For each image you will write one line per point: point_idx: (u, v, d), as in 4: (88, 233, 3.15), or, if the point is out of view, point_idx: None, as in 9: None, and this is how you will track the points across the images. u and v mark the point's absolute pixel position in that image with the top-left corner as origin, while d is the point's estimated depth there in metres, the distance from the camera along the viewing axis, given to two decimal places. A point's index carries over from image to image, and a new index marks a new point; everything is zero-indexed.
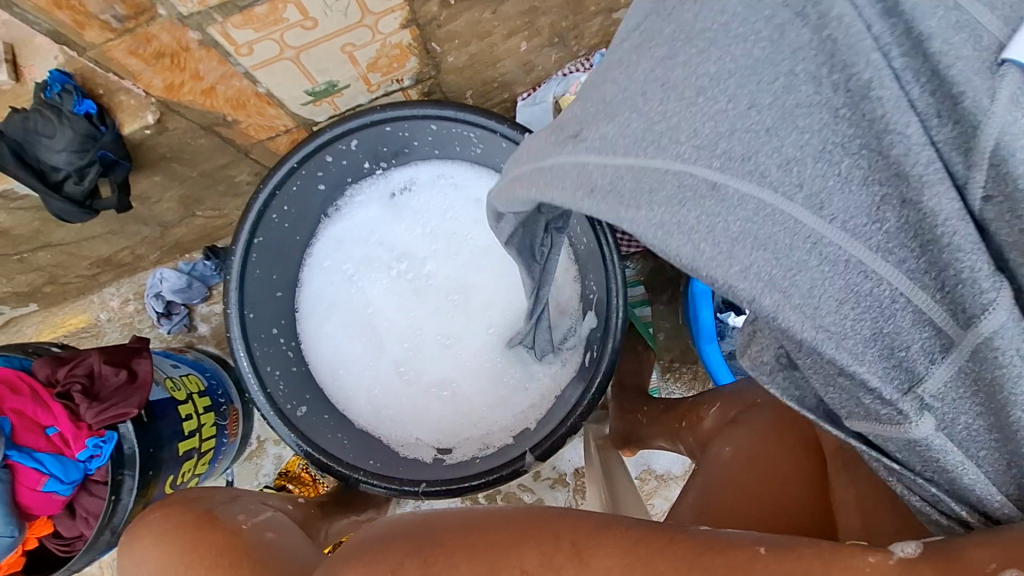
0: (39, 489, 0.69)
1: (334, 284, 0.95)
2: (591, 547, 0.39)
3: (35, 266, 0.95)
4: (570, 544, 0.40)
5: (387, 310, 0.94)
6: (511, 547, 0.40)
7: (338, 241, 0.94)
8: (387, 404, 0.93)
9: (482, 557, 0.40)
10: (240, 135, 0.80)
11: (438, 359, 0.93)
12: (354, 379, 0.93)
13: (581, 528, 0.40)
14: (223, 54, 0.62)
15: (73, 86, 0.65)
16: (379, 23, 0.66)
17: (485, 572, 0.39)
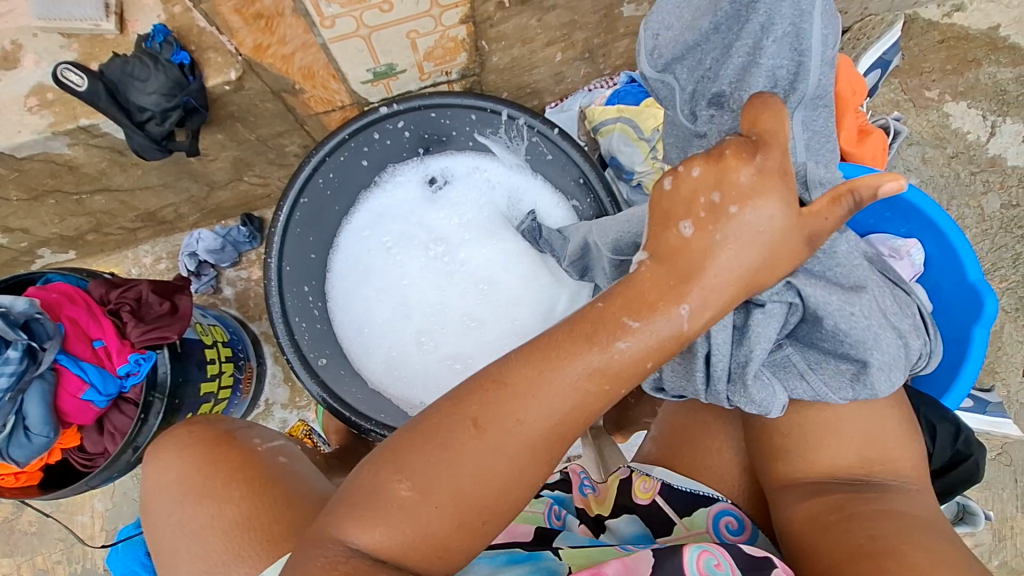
0: (79, 396, 0.75)
1: (370, 251, 1.02)
2: (500, 371, 0.47)
3: (88, 210, 1.02)
4: (488, 382, 0.47)
5: (421, 284, 1.02)
6: (444, 420, 0.48)
7: (378, 214, 1.02)
8: (403, 367, 1.00)
9: (429, 437, 0.47)
10: (302, 105, 0.89)
11: (459, 335, 1.01)
12: (378, 338, 1.00)
13: (487, 371, 0.48)
14: (309, 23, 0.72)
15: (173, 39, 0.76)
16: (443, 15, 0.77)
17: (440, 446, 0.47)
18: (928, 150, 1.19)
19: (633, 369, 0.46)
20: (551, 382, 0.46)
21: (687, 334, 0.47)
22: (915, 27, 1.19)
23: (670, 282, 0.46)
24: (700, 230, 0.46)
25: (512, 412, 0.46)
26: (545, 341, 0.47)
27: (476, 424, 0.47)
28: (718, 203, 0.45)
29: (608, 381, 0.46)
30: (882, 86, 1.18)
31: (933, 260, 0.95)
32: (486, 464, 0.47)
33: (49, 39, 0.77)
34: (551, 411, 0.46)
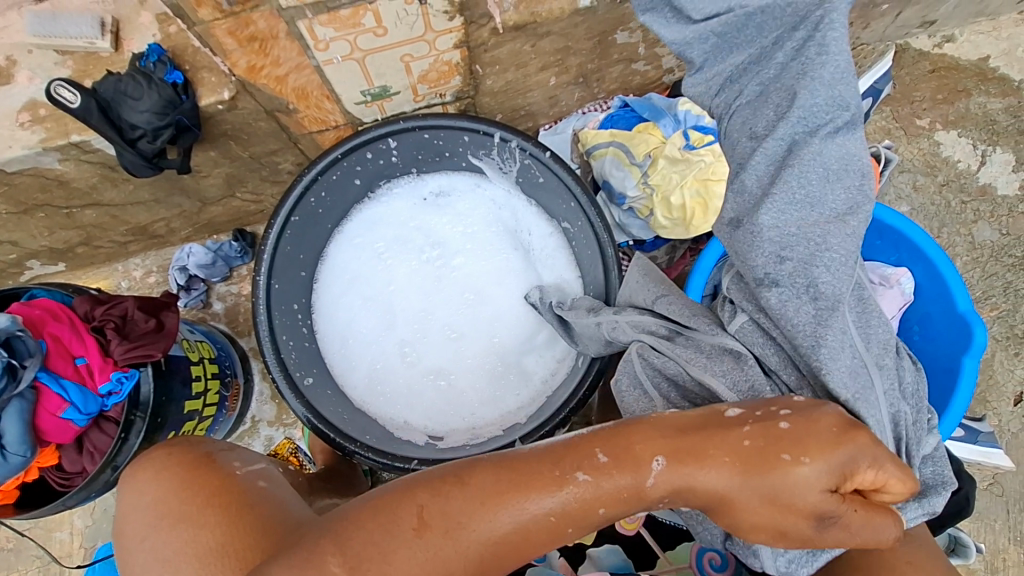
0: (58, 415, 0.73)
1: (362, 260, 1.02)
2: (468, 472, 0.53)
3: (78, 223, 1.01)
4: (454, 476, 0.53)
5: (408, 291, 1.01)
6: (403, 496, 0.51)
7: (373, 222, 1.01)
8: (382, 380, 0.99)
9: (382, 515, 0.50)
10: (296, 125, 0.89)
11: (441, 347, 1.00)
12: (361, 349, 1.00)
13: (460, 466, 0.54)
14: (303, 46, 0.73)
15: (167, 58, 0.76)
16: (437, 40, 0.78)
17: (387, 526, 0.50)
18: (919, 178, 1.19)
19: (586, 512, 0.51)
20: (506, 499, 0.51)
21: (647, 489, 0.52)
22: (906, 57, 1.21)
23: (666, 437, 0.53)
24: (746, 418, 0.53)
25: (461, 517, 0.50)
26: (519, 456, 0.54)
27: (421, 521, 0.50)
28: (783, 414, 0.53)
29: (555, 514, 0.51)
30: (873, 113, 1.19)
31: (922, 289, 0.96)
32: (414, 564, 0.49)
33: (44, 55, 0.78)
34: (493, 527, 0.50)
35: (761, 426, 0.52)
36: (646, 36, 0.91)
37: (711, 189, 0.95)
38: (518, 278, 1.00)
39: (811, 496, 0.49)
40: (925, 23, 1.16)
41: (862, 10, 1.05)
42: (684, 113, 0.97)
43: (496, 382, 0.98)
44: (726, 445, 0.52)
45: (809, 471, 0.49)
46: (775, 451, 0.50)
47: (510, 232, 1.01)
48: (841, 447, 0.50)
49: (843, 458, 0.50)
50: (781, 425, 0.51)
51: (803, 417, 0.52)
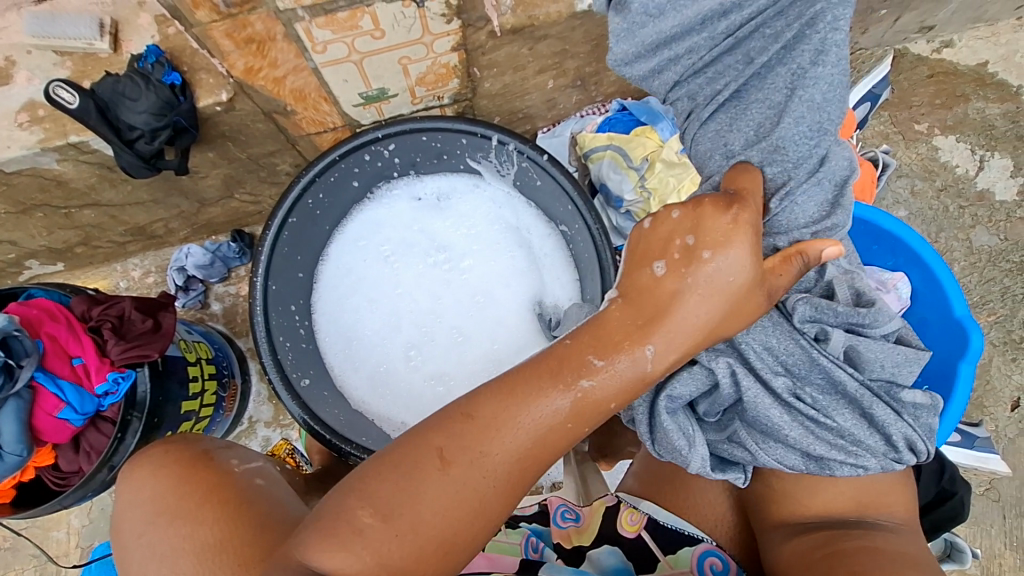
0: (55, 415, 0.74)
1: (368, 261, 1.02)
2: (471, 406, 0.50)
3: (77, 224, 1.01)
4: (459, 412, 0.50)
5: (416, 294, 1.01)
6: (412, 443, 0.49)
7: (378, 225, 1.02)
8: (386, 381, 0.99)
9: (397, 463, 0.48)
10: (294, 126, 0.89)
11: (446, 350, 1.00)
12: (365, 351, 1.00)
13: (460, 402, 0.51)
14: (301, 48, 0.73)
15: (165, 59, 0.76)
16: (435, 42, 0.78)
17: (405, 474, 0.48)
18: (917, 182, 1.19)
19: (596, 407, 0.50)
20: (517, 420, 0.49)
21: (650, 374, 0.52)
22: (905, 61, 1.21)
23: (636, 322, 0.52)
24: (673, 271, 0.52)
25: (478, 448, 0.48)
26: (513, 376, 0.51)
27: (443, 459, 0.48)
28: (693, 245, 0.52)
29: (572, 418, 0.50)
30: (871, 118, 1.20)
31: (920, 295, 0.96)
32: (443, 500, 0.47)
33: (43, 56, 0.78)
34: (513, 447, 0.49)
35: (687, 261, 0.52)
36: None
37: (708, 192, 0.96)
38: (521, 280, 1.00)
39: (747, 278, 0.53)
40: (924, 28, 1.17)
41: (860, 14, 1.05)
42: None
43: None
44: (687, 305, 0.52)
45: (731, 264, 0.52)
46: (680, 280, 0.52)
47: (514, 232, 1.01)
48: (743, 227, 0.52)
49: (745, 251, 0.52)
50: (704, 257, 0.51)
51: (704, 231, 0.52)
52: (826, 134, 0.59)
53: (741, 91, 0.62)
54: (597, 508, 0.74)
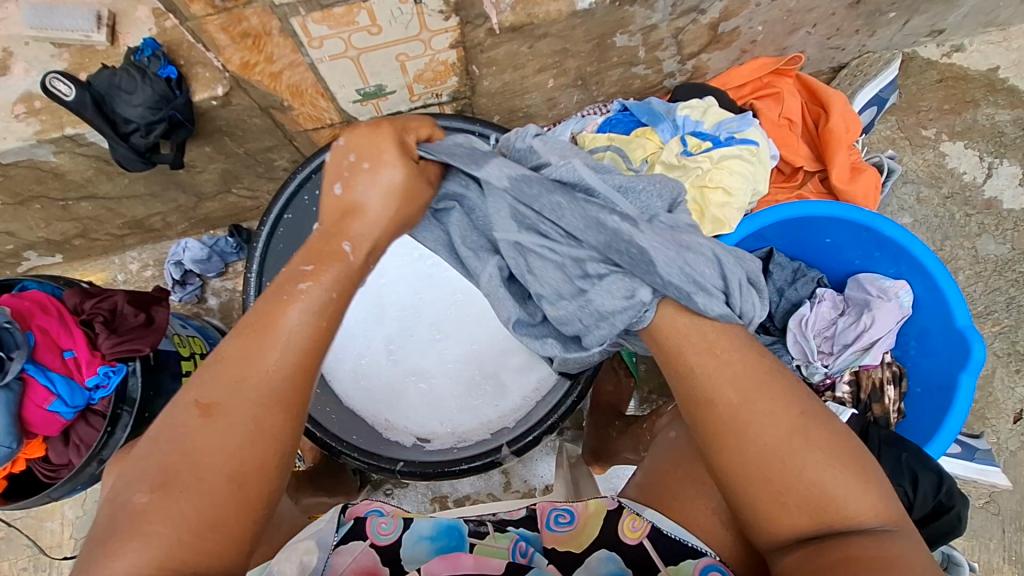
0: (45, 407, 0.74)
1: None
2: (219, 352, 0.51)
3: (74, 216, 1.01)
4: (213, 356, 0.51)
5: (396, 285, 0.96)
6: (181, 413, 0.49)
7: None
8: (367, 375, 0.96)
9: (171, 437, 0.48)
10: (291, 122, 0.88)
11: (424, 348, 0.97)
12: (346, 342, 0.96)
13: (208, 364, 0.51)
14: (297, 43, 0.73)
15: (162, 53, 0.76)
16: (432, 40, 0.77)
17: (181, 441, 0.48)
18: (922, 189, 1.18)
19: (323, 301, 0.54)
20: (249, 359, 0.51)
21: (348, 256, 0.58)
22: (914, 65, 1.19)
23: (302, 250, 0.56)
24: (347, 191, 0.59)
25: (237, 376, 0.50)
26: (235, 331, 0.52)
27: (204, 408, 0.49)
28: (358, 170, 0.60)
29: (321, 319, 0.54)
30: (878, 123, 1.18)
31: (922, 303, 0.94)
32: (217, 445, 0.48)
33: (41, 48, 0.78)
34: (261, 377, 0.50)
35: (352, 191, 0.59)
36: (645, 39, 0.90)
37: (709, 196, 0.91)
38: None
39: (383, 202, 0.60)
40: (933, 32, 1.15)
41: (868, 17, 1.03)
42: (682, 118, 0.96)
43: (478, 388, 0.96)
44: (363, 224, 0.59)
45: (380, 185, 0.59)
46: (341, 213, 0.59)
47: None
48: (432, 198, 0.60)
49: (392, 170, 0.60)
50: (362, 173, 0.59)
51: (367, 144, 0.60)
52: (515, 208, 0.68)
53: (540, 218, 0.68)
54: (594, 510, 0.69)
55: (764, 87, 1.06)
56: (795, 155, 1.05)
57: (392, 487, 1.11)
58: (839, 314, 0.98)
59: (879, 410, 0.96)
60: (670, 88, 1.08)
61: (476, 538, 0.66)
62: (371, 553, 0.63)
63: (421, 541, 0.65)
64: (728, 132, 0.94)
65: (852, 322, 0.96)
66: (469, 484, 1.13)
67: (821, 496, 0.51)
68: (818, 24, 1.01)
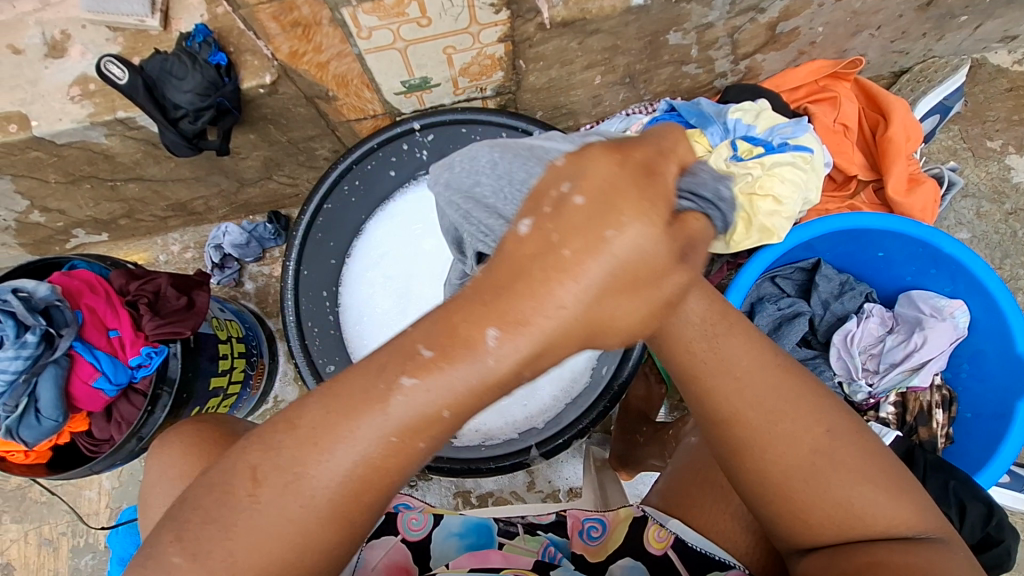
0: (89, 383, 0.75)
1: (394, 239, 0.99)
2: (298, 412, 0.44)
3: (121, 196, 1.04)
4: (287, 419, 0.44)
5: (430, 282, 0.98)
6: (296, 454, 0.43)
7: (411, 203, 0.98)
8: None
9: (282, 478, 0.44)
10: (334, 111, 0.88)
11: None
12: (372, 331, 0.96)
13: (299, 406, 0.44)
14: (346, 34, 0.72)
15: (213, 40, 0.77)
16: (481, 33, 0.76)
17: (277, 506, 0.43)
18: (984, 204, 1.11)
19: (426, 415, 0.42)
20: (339, 431, 0.43)
21: (497, 370, 0.41)
22: (982, 72, 1.12)
23: (482, 302, 0.41)
24: (537, 231, 0.41)
25: (295, 464, 0.43)
26: (343, 382, 0.44)
27: (256, 479, 0.43)
28: (566, 193, 0.42)
29: (448, 407, 0.42)
30: (939, 132, 1.12)
31: (978, 324, 0.90)
32: (261, 524, 0.43)
33: (97, 31, 0.79)
34: (333, 471, 0.43)
35: (556, 216, 0.41)
36: (699, 38, 0.87)
37: (757, 204, 0.88)
38: None
39: (660, 256, 0.41)
40: (1007, 37, 1.08)
41: (938, 20, 0.97)
42: (733, 121, 0.92)
43: None
44: (549, 304, 0.40)
45: (626, 239, 0.40)
46: (554, 260, 0.41)
47: None
48: (595, 210, 0.41)
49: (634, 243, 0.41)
50: (575, 202, 0.41)
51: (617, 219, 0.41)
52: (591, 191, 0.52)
53: None
54: (624, 518, 0.66)
55: (820, 90, 1.01)
56: (848, 163, 1.00)
57: (416, 480, 1.12)
58: (887, 332, 0.95)
59: (926, 434, 0.92)
60: (720, 89, 1.04)
61: (504, 538, 0.65)
62: (403, 547, 0.64)
63: (449, 537, 0.65)
64: (781, 138, 0.90)
65: (901, 341, 0.93)
66: (493, 481, 1.13)
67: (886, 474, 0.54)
68: (883, 26, 0.96)
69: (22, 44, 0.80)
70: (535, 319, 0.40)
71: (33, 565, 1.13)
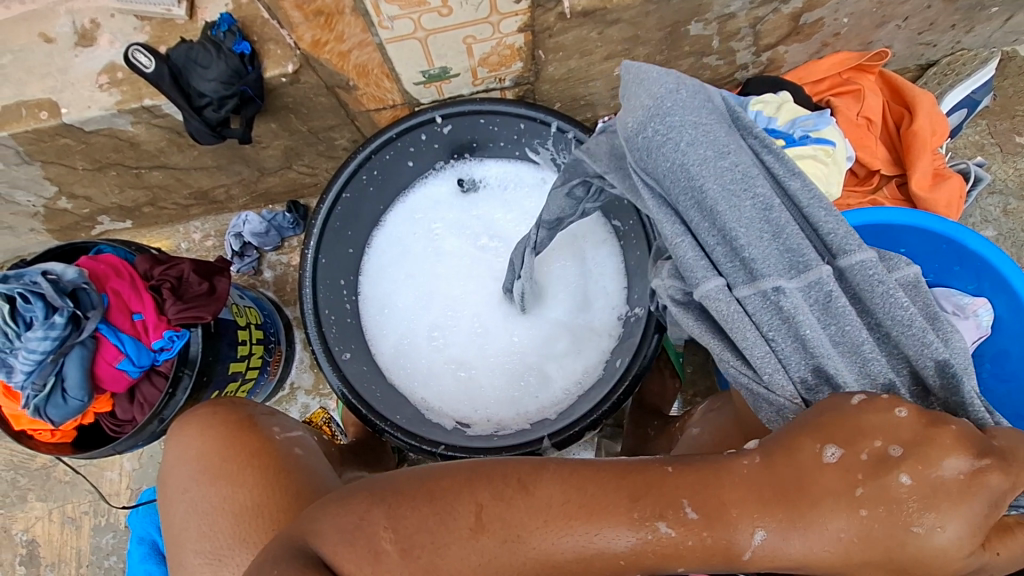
0: (114, 365, 0.77)
1: (416, 235, 1.03)
2: (536, 480, 0.44)
3: (146, 184, 1.06)
4: (517, 480, 0.44)
5: (448, 278, 1.01)
6: (465, 487, 0.44)
7: (434, 199, 1.02)
8: (409, 356, 0.99)
9: (440, 500, 0.43)
10: (354, 101, 0.89)
11: (465, 339, 1.00)
12: (393, 321, 1.00)
13: (525, 466, 0.44)
14: (368, 23, 0.72)
15: (237, 29, 0.78)
16: (502, 23, 0.76)
17: (432, 528, 0.42)
18: (1011, 201, 1.09)
19: (654, 560, 0.41)
20: (575, 524, 0.41)
21: (744, 561, 0.42)
22: (1012, 66, 1.09)
23: (759, 494, 0.41)
24: (846, 468, 0.40)
25: (519, 530, 0.42)
26: (589, 473, 0.44)
27: (479, 522, 0.42)
28: (894, 459, 0.40)
29: (626, 556, 0.41)
30: (966, 126, 1.09)
31: (1002, 323, 0.88)
32: (466, 567, 0.42)
33: (125, 20, 0.81)
34: (553, 551, 0.41)
35: (875, 472, 0.40)
36: (721, 28, 0.86)
37: None
38: (560, 289, 0.98)
39: (954, 562, 0.40)
40: None
41: (967, 11, 0.95)
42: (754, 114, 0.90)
43: (513, 381, 0.96)
44: (846, 514, 0.40)
45: (940, 535, 0.39)
46: (846, 501, 0.40)
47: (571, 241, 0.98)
48: (976, 488, 0.39)
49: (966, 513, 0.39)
50: (901, 481, 0.39)
51: (920, 450, 0.40)
52: (816, 291, 0.52)
53: (813, 298, 0.52)
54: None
55: (844, 83, 1.00)
56: (870, 157, 0.99)
57: None
58: None
59: None
60: (741, 80, 1.03)
61: None
62: None
63: None
64: (802, 130, 0.88)
65: None
66: None
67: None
68: (910, 17, 0.94)
69: (53, 33, 0.82)
70: (794, 549, 0.40)
71: (56, 542, 1.16)
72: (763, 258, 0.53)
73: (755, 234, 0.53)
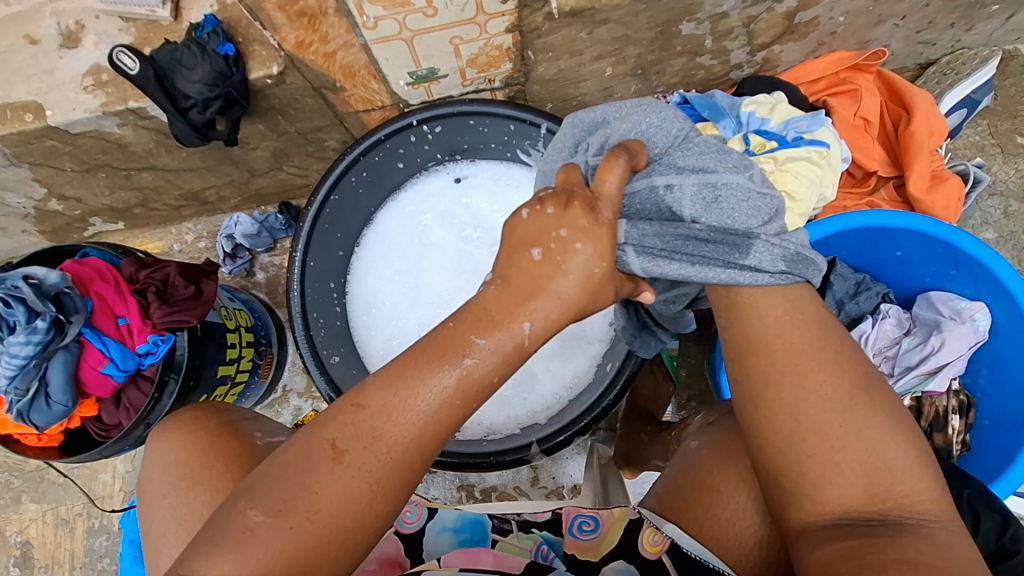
0: (99, 369, 0.77)
1: (406, 229, 1.01)
2: (362, 395, 0.48)
3: (136, 185, 1.05)
4: (349, 403, 0.48)
5: (437, 273, 0.99)
6: (316, 433, 0.48)
7: (425, 195, 1.01)
8: (397, 355, 0.97)
9: (302, 457, 0.47)
10: (342, 102, 0.88)
11: None
12: (382, 319, 0.99)
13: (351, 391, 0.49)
14: (352, 24, 0.71)
15: (222, 29, 0.77)
16: (488, 23, 0.75)
17: (306, 481, 0.46)
18: (1012, 203, 1.07)
19: (483, 385, 0.48)
20: (407, 403, 0.47)
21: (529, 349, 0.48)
22: (1014, 65, 1.07)
23: (513, 296, 0.48)
24: (549, 257, 0.48)
25: (373, 435, 0.47)
26: (394, 366, 0.49)
27: (336, 450, 0.47)
28: (565, 237, 0.48)
29: (458, 395, 0.48)
30: (966, 127, 1.07)
31: (1000, 328, 0.86)
32: (342, 489, 0.46)
33: (110, 22, 0.80)
34: (406, 428, 0.47)
35: (553, 252, 0.48)
36: (713, 28, 0.85)
37: None
38: None
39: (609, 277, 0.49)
40: None
41: (967, 9, 0.93)
42: (747, 115, 0.88)
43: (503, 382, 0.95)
44: (561, 292, 0.48)
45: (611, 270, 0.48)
46: (535, 281, 0.48)
47: None
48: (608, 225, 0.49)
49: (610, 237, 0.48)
50: (533, 256, 0.48)
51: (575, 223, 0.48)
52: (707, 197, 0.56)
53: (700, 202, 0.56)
54: (619, 518, 0.64)
55: (840, 83, 0.98)
56: (867, 158, 0.97)
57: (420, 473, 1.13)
58: (904, 333, 0.92)
59: (941, 440, 0.89)
60: (736, 81, 1.01)
61: (499, 534, 0.65)
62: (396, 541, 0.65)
63: (443, 532, 0.66)
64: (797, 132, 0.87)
65: (917, 343, 0.89)
66: (497, 476, 1.13)
67: (876, 465, 0.49)
68: (908, 16, 0.92)
69: (38, 35, 0.81)
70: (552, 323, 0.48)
71: (50, 544, 1.16)
72: (671, 165, 0.57)
73: (669, 145, 0.59)
